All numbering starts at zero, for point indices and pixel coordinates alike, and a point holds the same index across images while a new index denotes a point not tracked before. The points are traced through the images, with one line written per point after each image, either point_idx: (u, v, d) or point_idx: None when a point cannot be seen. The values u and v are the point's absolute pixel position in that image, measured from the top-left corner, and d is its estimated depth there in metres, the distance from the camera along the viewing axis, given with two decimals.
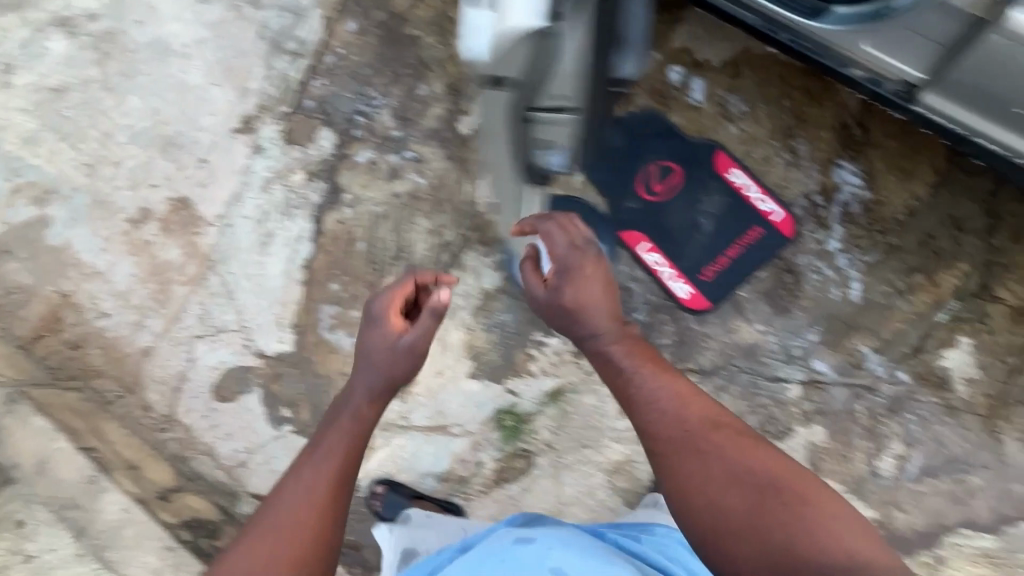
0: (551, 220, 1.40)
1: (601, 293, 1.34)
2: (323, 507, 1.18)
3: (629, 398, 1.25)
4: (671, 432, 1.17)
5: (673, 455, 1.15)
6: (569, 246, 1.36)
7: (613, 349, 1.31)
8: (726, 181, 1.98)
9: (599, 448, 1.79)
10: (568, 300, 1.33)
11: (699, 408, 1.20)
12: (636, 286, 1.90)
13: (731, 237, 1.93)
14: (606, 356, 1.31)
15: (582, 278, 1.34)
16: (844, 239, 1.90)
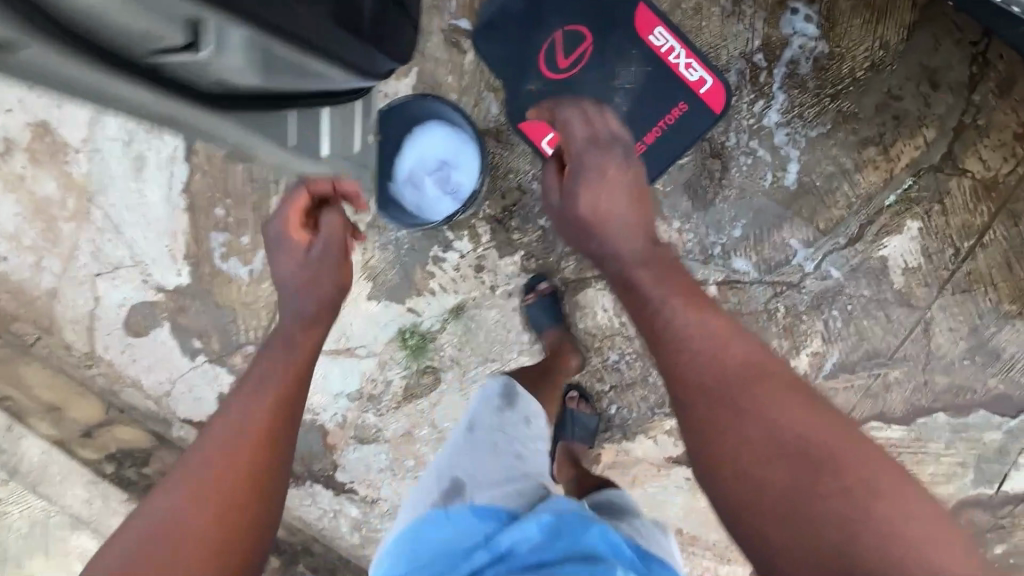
0: (578, 107, 1.23)
1: (623, 187, 1.15)
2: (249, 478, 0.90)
3: (661, 339, 1.00)
4: (720, 366, 0.93)
5: (724, 407, 0.90)
6: (594, 140, 1.20)
7: (642, 273, 1.08)
8: (648, 43, 1.59)
9: (504, 362, 1.75)
10: (603, 205, 1.14)
11: (729, 347, 0.95)
12: (539, 188, 1.68)
13: (652, 117, 1.60)
14: (632, 281, 1.08)
15: (606, 179, 1.15)
16: (787, 110, 1.58)
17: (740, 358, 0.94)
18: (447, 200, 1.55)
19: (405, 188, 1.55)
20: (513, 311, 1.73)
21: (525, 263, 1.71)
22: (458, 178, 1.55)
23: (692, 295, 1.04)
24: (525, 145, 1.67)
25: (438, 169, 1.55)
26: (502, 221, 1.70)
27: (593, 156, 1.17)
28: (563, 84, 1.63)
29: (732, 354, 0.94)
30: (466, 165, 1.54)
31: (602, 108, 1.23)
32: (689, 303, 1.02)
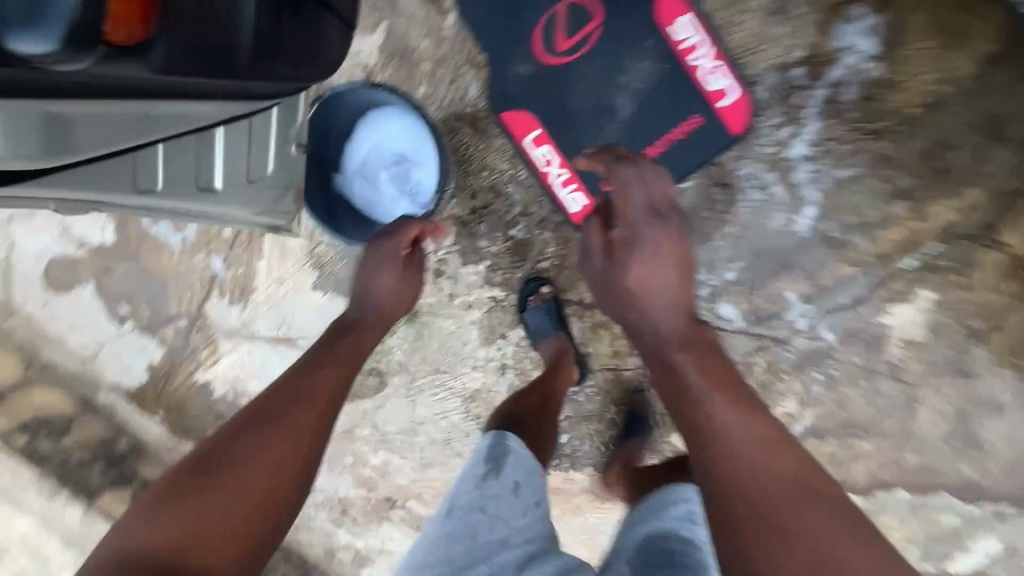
0: (636, 165, 1.15)
1: (672, 270, 1.10)
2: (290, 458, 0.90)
3: (692, 420, 0.94)
4: (758, 461, 0.86)
5: (752, 507, 0.82)
6: (654, 207, 1.13)
7: (683, 356, 1.02)
8: (669, 36, 1.30)
9: (455, 376, 1.61)
10: (649, 278, 1.09)
11: (760, 447, 0.88)
12: (515, 192, 1.45)
13: (658, 127, 1.35)
14: (676, 363, 1.02)
15: (657, 252, 1.10)
16: (818, 142, 1.32)
17: (773, 456, 0.87)
18: (403, 203, 1.32)
19: (354, 184, 1.32)
20: (471, 325, 1.56)
21: (489, 275, 1.51)
22: (416, 177, 1.31)
23: (730, 381, 0.99)
24: (504, 139, 1.42)
25: (394, 164, 1.31)
26: (469, 225, 1.48)
27: (650, 231, 1.11)
28: (559, 72, 1.36)
29: (765, 448, 0.88)
30: (424, 162, 1.30)
31: (666, 180, 1.18)
32: (721, 390, 0.96)
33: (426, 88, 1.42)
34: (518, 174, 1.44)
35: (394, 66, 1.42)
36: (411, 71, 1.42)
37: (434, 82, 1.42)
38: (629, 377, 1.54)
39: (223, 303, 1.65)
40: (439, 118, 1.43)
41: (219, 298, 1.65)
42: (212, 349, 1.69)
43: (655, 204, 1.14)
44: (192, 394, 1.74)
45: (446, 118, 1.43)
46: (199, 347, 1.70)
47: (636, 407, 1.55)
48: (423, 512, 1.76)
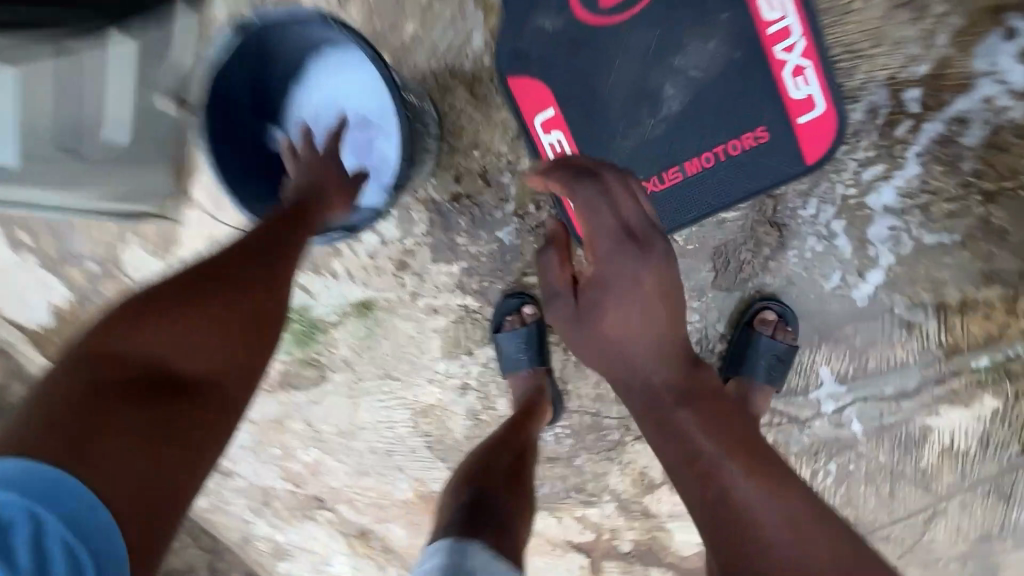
0: (594, 184, 0.75)
1: (656, 313, 0.76)
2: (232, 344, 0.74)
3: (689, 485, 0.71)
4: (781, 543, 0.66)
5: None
6: (632, 233, 0.76)
7: (684, 415, 0.74)
8: (753, 12, 0.95)
9: (407, 386, 1.36)
10: (625, 326, 0.77)
11: (784, 494, 0.69)
12: (511, 185, 1.13)
13: (710, 134, 1.02)
14: (669, 418, 0.75)
15: (639, 288, 0.75)
16: (912, 192, 1.00)
17: (801, 512, 0.68)
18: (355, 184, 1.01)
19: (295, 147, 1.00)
20: (432, 334, 1.29)
21: (463, 280, 1.22)
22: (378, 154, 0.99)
23: (731, 431, 0.74)
24: (510, 113, 1.08)
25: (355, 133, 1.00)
26: (448, 215, 1.18)
27: (624, 268, 0.76)
28: (595, 37, 1.01)
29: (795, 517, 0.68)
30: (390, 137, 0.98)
31: (639, 204, 0.77)
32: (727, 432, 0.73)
33: (418, 27, 1.07)
34: (519, 164, 1.12)
35: None
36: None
37: (429, 21, 1.06)
38: (609, 426, 1.29)
39: (140, 252, 1.35)
40: (430, 69, 1.08)
41: (137, 245, 1.35)
42: None
43: (629, 225, 0.76)
44: None
45: (438, 72, 1.08)
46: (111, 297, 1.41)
47: (610, 459, 1.31)
48: (353, 518, 1.55)
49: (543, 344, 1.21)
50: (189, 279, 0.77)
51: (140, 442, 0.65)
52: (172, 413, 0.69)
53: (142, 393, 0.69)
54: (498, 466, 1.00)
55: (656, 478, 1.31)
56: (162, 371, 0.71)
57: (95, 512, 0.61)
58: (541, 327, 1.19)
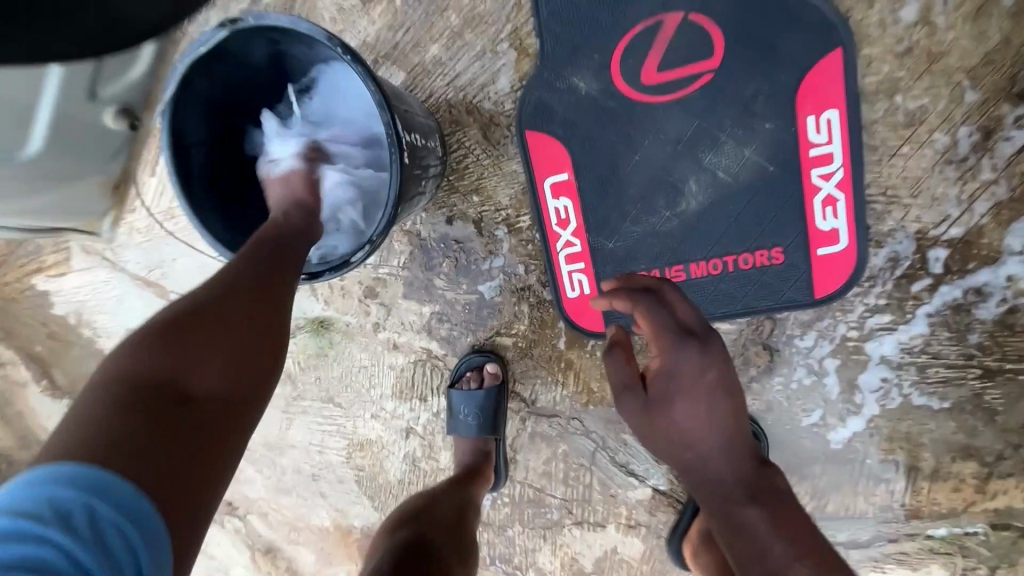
0: (657, 296, 0.73)
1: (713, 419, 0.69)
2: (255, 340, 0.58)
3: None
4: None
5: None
6: (695, 344, 0.71)
7: (754, 517, 0.64)
8: (797, 129, 0.88)
9: (349, 415, 1.26)
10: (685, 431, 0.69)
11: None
12: (505, 241, 1.05)
13: (724, 242, 0.95)
14: (743, 523, 0.64)
15: (697, 388, 0.69)
16: (913, 350, 0.95)
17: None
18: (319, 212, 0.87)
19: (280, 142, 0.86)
20: (387, 370, 1.20)
21: (432, 324, 1.14)
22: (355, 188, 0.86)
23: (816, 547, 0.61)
24: (520, 166, 1.00)
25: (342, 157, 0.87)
26: (431, 253, 1.09)
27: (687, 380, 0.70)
28: (628, 112, 0.92)
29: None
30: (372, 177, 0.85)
31: (693, 311, 0.72)
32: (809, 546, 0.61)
33: (443, 52, 0.97)
34: (518, 222, 1.03)
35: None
36: (433, 18, 0.97)
37: (456, 48, 0.97)
38: (550, 504, 1.21)
39: None
40: (445, 99, 0.99)
41: None
42: (61, 259, 1.26)
43: (686, 327, 0.71)
44: (22, 297, 1.30)
45: (454, 104, 0.99)
46: (45, 248, 1.26)
47: (543, 538, 1.23)
48: (261, 534, 1.44)
49: (499, 411, 1.12)
50: (255, 265, 0.63)
51: (187, 454, 0.49)
52: (204, 423, 0.51)
53: (158, 402, 0.50)
54: (439, 513, 0.94)
55: (585, 568, 1.23)
56: (188, 377, 0.53)
57: (140, 507, 0.44)
58: (500, 393, 1.11)
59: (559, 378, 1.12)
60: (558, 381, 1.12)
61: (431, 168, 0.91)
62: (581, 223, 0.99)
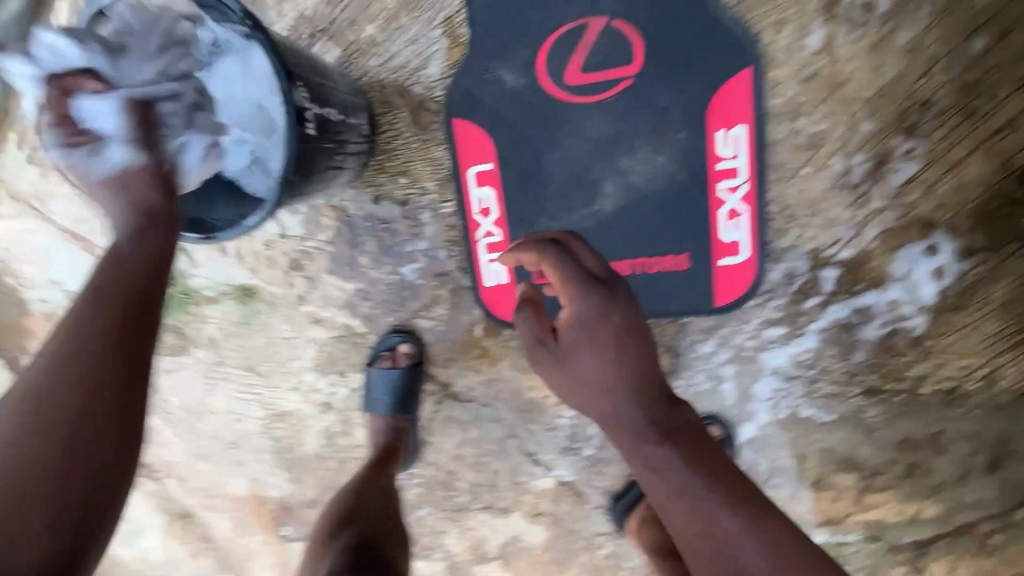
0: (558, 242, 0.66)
1: (615, 377, 0.62)
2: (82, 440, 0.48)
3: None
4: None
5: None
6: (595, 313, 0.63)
7: (666, 454, 0.57)
8: (706, 142, 0.92)
9: (270, 385, 1.27)
10: (587, 381, 0.64)
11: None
12: (429, 225, 1.07)
13: (635, 245, 0.98)
14: (657, 464, 0.57)
15: (602, 330, 0.64)
16: (804, 363, 1.00)
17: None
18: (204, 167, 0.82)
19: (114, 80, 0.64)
20: (309, 343, 1.21)
21: (355, 300, 1.15)
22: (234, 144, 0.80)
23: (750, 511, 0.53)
24: (447, 153, 1.02)
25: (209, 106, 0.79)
26: (357, 231, 1.10)
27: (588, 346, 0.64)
28: (550, 109, 0.95)
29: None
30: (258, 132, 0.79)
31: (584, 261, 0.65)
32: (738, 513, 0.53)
33: (378, 33, 0.99)
34: (443, 207, 1.06)
35: None
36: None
37: (392, 30, 0.98)
38: (459, 487, 1.23)
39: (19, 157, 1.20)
40: (379, 80, 1.01)
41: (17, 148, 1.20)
42: None
43: (592, 273, 0.64)
44: None
45: (387, 86, 1.01)
46: None
47: (452, 521, 1.26)
48: (177, 499, 1.43)
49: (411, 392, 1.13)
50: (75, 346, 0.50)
51: None
52: None
53: None
54: (372, 505, 0.96)
55: (489, 552, 1.25)
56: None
57: None
58: (413, 372, 1.13)
59: (474, 364, 1.14)
60: (473, 367, 1.14)
61: (352, 145, 0.93)
62: (500, 214, 1.01)
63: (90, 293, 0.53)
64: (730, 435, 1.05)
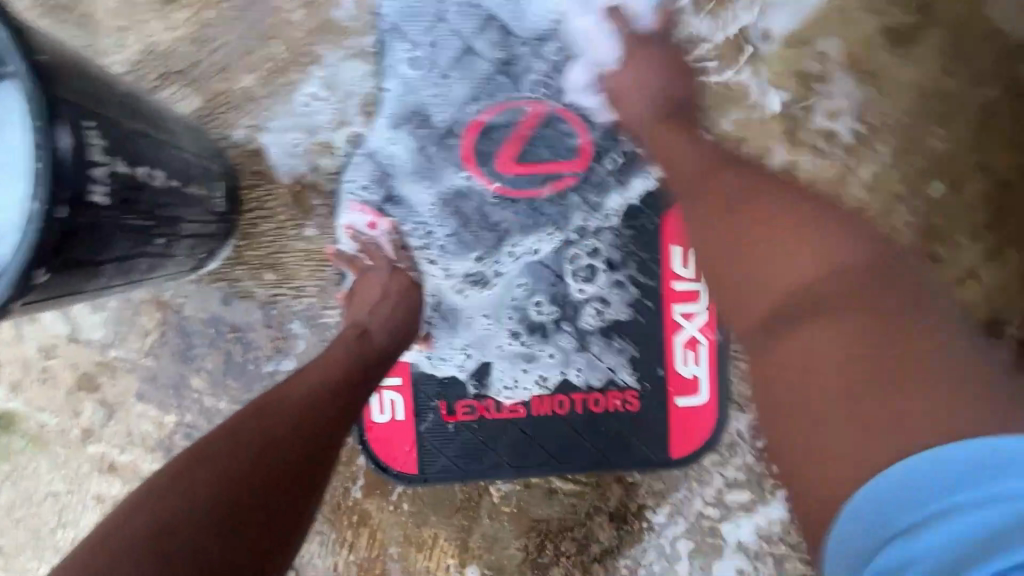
0: (514, 143, 0.75)
1: (684, 154, 0.72)
2: (245, 467, 0.46)
3: (751, 252, 0.67)
4: (840, 388, 0.58)
5: (854, 379, 0.57)
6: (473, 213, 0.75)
7: (736, 189, 0.71)
8: (661, 261, 0.76)
9: (13, 570, 0.81)
10: (675, 157, 0.72)
11: (869, 324, 0.59)
12: (302, 339, 0.78)
13: (571, 378, 0.78)
14: (756, 209, 0.69)
15: (685, 141, 0.73)
16: (771, 539, 0.80)
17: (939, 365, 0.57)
18: None
19: None
20: (89, 503, 0.80)
21: (174, 441, 0.79)
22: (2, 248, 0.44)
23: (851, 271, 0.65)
24: (333, 241, 0.76)
25: None
26: (197, 338, 0.77)
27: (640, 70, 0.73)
28: (467, 198, 0.75)
29: (863, 336, 0.58)
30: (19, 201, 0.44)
31: (519, 159, 0.75)
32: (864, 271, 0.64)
33: (258, 85, 0.75)
34: (324, 316, 0.77)
35: (233, 15, 0.74)
36: (251, 44, 0.74)
37: (278, 84, 0.75)
38: None
39: None
40: (255, 147, 0.75)
41: None
42: None
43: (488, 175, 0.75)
44: None
45: (264, 152, 0.75)
46: None
47: None
48: None
49: None
50: (294, 420, 0.51)
51: None
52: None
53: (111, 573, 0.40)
54: None
55: None
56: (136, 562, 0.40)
57: None
58: None
59: (346, 538, 0.80)
60: (346, 541, 0.80)
61: (188, 225, 0.63)
62: None
63: (323, 401, 0.54)
64: None
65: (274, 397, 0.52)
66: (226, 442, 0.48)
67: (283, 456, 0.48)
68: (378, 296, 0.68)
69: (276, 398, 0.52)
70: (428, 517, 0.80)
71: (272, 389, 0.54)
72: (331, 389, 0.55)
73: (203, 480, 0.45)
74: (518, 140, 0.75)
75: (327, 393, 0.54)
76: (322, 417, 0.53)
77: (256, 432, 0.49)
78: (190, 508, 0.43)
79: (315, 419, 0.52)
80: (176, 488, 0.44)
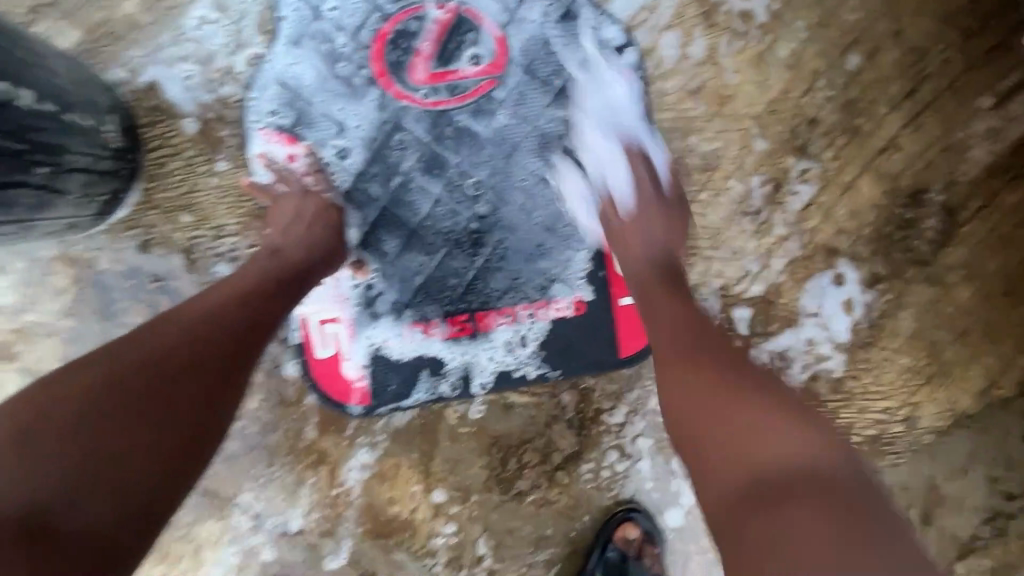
0: (426, 50, 0.71)
1: (656, 202, 0.70)
2: (145, 368, 0.47)
3: (733, 409, 0.51)
4: (817, 515, 0.43)
5: (744, 512, 0.46)
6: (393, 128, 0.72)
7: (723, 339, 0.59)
8: (592, 159, 0.75)
9: None
10: (649, 236, 0.69)
11: (830, 506, 0.44)
12: None
13: (514, 289, 0.77)
14: (711, 357, 0.56)
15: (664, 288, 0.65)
16: None
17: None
18: None
19: None
20: None
21: None
22: None
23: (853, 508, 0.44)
24: (248, 173, 0.72)
25: None
26: (116, 291, 0.73)
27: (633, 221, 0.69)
28: (384, 113, 0.72)
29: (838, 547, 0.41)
30: None
31: (433, 66, 0.72)
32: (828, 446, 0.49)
33: (141, 10, 0.69)
34: (248, 255, 0.73)
35: None
36: None
37: (164, 9, 0.70)
38: None
39: None
40: (147, 80, 0.70)
41: None
42: None
43: (404, 87, 0.72)
44: None
45: (158, 84, 0.70)
46: None
47: None
48: None
49: None
50: (199, 329, 0.52)
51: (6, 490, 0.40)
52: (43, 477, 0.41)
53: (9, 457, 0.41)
54: None
55: None
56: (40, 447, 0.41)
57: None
58: None
59: (306, 479, 0.79)
60: (306, 482, 0.79)
61: (79, 157, 0.59)
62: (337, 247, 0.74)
63: (232, 314, 0.55)
64: (656, 528, 0.81)
65: (177, 311, 0.53)
66: (125, 347, 0.48)
67: (180, 364, 0.49)
68: (291, 215, 0.67)
69: (178, 313, 0.53)
70: (387, 447, 0.79)
71: (166, 315, 0.52)
72: (239, 303, 0.56)
73: (74, 398, 0.44)
74: (430, 46, 0.71)
75: (234, 305, 0.56)
76: (231, 327, 0.54)
77: (138, 360, 0.48)
78: (80, 406, 0.44)
79: (223, 329, 0.53)
80: (71, 386, 0.45)
